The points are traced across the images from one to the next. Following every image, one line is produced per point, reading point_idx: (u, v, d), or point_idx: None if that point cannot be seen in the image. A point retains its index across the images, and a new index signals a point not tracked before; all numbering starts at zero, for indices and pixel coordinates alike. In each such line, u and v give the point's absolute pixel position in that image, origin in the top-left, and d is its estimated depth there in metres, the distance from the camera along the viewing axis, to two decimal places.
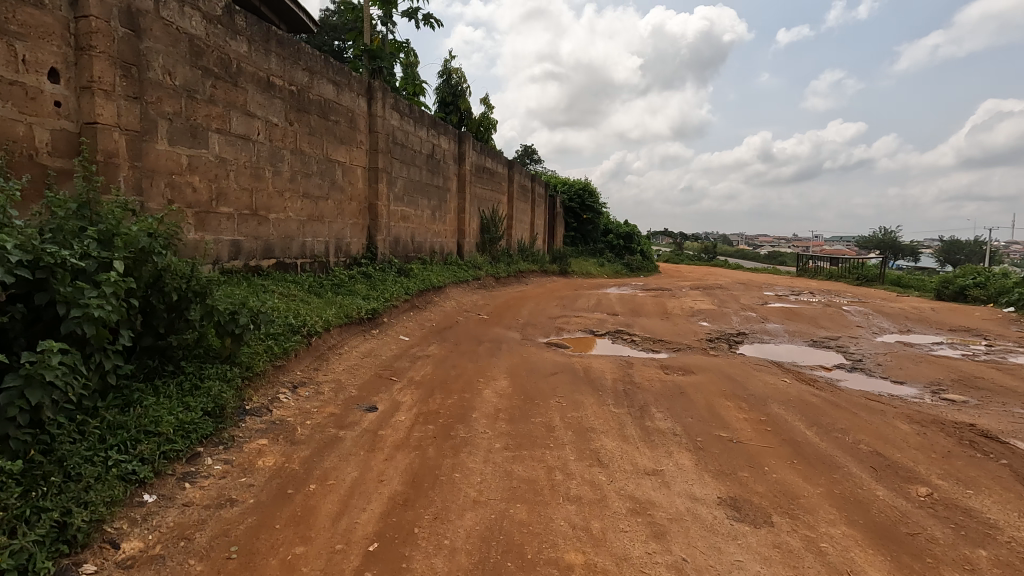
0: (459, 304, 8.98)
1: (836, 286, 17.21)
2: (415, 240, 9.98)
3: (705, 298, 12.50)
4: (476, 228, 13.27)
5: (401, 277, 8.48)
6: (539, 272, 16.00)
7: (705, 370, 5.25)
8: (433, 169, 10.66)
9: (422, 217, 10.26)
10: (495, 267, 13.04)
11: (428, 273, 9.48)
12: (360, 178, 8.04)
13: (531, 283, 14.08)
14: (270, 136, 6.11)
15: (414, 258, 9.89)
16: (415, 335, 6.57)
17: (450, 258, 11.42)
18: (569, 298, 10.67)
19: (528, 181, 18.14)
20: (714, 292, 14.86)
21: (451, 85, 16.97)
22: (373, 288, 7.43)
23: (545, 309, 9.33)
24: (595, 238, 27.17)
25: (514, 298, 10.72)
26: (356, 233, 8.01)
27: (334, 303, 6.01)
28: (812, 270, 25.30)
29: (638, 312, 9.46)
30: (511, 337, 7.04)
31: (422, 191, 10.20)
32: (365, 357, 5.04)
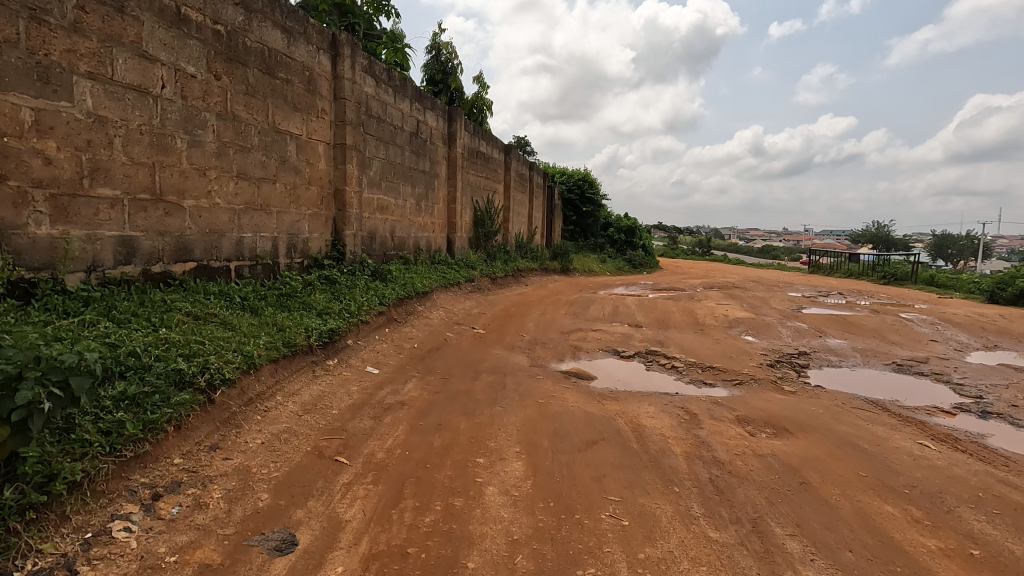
0: (448, 315, 7.31)
1: (863, 286, 15.70)
2: (395, 235, 8.28)
3: (732, 302, 10.88)
4: (469, 221, 11.55)
5: (375, 282, 6.79)
6: (539, 271, 14.30)
7: (802, 424, 3.64)
8: (417, 151, 8.94)
9: (404, 208, 8.56)
10: (490, 267, 11.34)
11: (411, 276, 7.79)
12: (321, 156, 6.31)
13: (531, 284, 12.39)
14: (183, 92, 4.40)
15: (393, 258, 8.19)
16: (389, 364, 4.92)
17: (438, 256, 9.73)
18: (579, 305, 9.02)
19: (526, 170, 16.46)
20: (736, 294, 13.28)
21: (440, 62, 15.23)
22: (336, 298, 5.74)
23: (554, 319, 7.68)
24: (596, 232, 25.51)
25: (514, 304, 9.05)
26: (317, 226, 6.30)
27: (272, 325, 4.32)
28: (825, 267, 23.83)
29: (665, 323, 7.83)
30: (516, 363, 5.39)
31: (404, 176, 8.48)
32: (305, 412, 3.38)
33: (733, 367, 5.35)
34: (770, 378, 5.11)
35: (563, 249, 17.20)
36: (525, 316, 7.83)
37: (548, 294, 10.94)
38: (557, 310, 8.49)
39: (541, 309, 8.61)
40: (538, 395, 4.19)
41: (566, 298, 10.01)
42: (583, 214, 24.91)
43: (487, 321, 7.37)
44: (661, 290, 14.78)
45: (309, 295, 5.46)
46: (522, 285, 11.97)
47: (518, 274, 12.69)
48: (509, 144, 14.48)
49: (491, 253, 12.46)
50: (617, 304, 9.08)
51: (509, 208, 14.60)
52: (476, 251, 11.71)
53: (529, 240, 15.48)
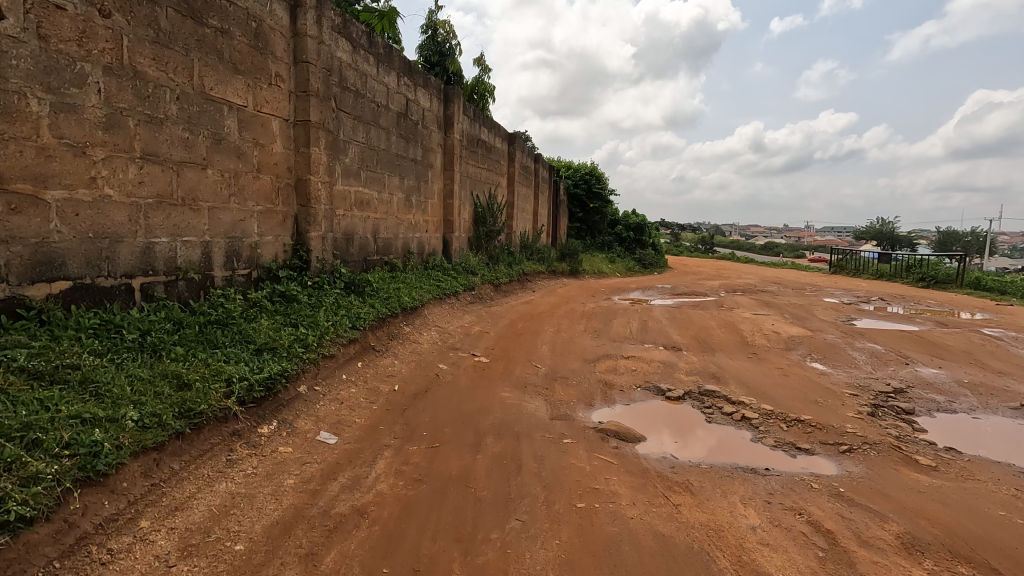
0: (441, 336, 5.86)
1: (903, 290, 14.27)
2: (378, 236, 6.80)
3: (772, 313, 9.43)
4: (467, 219, 10.08)
5: (346, 297, 5.33)
6: (546, 275, 12.82)
7: (1018, 563, 2.19)
8: (406, 136, 7.48)
9: (389, 204, 7.08)
10: (492, 271, 9.87)
11: (397, 288, 6.34)
12: (276, 135, 4.86)
13: (539, 291, 10.95)
14: (39, 28, 2.95)
15: (375, 266, 6.73)
16: (354, 422, 3.49)
17: (431, 260, 8.28)
18: (599, 319, 7.58)
19: (531, 163, 15.02)
20: (769, 301, 11.84)
21: (436, 42, 13.78)
22: (289, 325, 4.29)
23: (572, 341, 6.24)
24: (603, 230, 24.04)
25: (520, 318, 7.59)
26: (270, 227, 4.84)
27: (172, 377, 2.89)
28: (847, 266, 22.38)
29: (706, 345, 6.38)
30: (532, 414, 3.96)
31: (389, 165, 7.03)
32: (182, 556, 1.94)
33: (828, 420, 3.91)
34: (885, 438, 3.67)
35: (572, 249, 15.76)
36: (536, 336, 6.39)
37: (558, 304, 9.48)
38: (573, 327, 7.04)
39: (554, 325, 7.16)
40: (573, 489, 2.74)
41: (580, 309, 8.56)
42: (590, 210, 23.47)
43: (490, 343, 5.92)
44: (680, 295, 13.32)
45: (250, 322, 4.01)
46: (528, 292, 10.50)
47: (524, 280, 11.20)
48: (512, 132, 12.99)
49: (492, 255, 10.98)
50: (644, 318, 7.63)
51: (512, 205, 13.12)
52: (476, 253, 10.24)
53: (534, 239, 13.98)
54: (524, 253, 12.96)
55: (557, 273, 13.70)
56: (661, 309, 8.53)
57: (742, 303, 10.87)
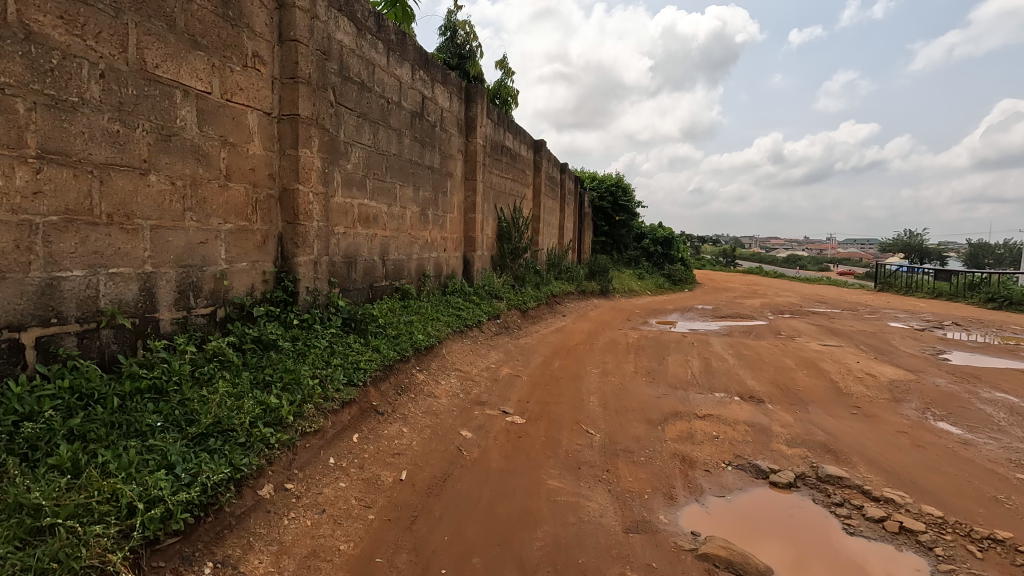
0: (462, 385, 4.68)
1: (974, 313, 12.77)
2: (386, 258, 5.68)
3: (844, 345, 8.09)
4: (490, 235, 8.92)
5: (343, 339, 4.19)
6: (575, 296, 11.60)
7: None
8: (422, 140, 6.37)
9: (401, 219, 5.96)
10: (518, 295, 8.68)
11: (408, 323, 5.18)
12: (252, 133, 3.76)
13: (569, 316, 9.73)
14: None
15: (383, 294, 5.59)
16: (338, 551, 2.32)
17: (450, 284, 7.14)
18: (649, 356, 6.35)
19: (556, 173, 13.90)
20: (830, 326, 10.46)
21: (455, 45, 12.80)
22: (259, 388, 3.15)
23: (624, 389, 5.01)
24: (629, 244, 22.75)
25: (555, 354, 6.39)
26: (243, 251, 3.73)
27: (26, 511, 1.75)
28: (894, 283, 20.83)
29: (792, 395, 5.11)
30: (596, 523, 2.75)
31: (401, 173, 5.92)
32: None
33: None
34: None
35: (601, 266, 14.55)
36: (579, 382, 5.18)
37: (595, 333, 8.25)
38: (620, 368, 5.82)
39: (597, 364, 5.94)
40: None
41: (623, 341, 7.33)
42: (616, 223, 22.26)
43: (524, 393, 4.73)
44: (724, 319, 12.00)
45: (201, 387, 2.88)
46: (558, 318, 9.29)
47: (552, 303, 9.99)
48: (538, 139, 11.85)
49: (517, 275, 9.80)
50: (703, 354, 6.37)
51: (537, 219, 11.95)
52: (499, 274, 9.08)
53: (561, 256, 12.78)
54: (551, 271, 11.75)
55: (587, 293, 12.47)
56: (718, 342, 7.26)
57: (802, 331, 9.53)
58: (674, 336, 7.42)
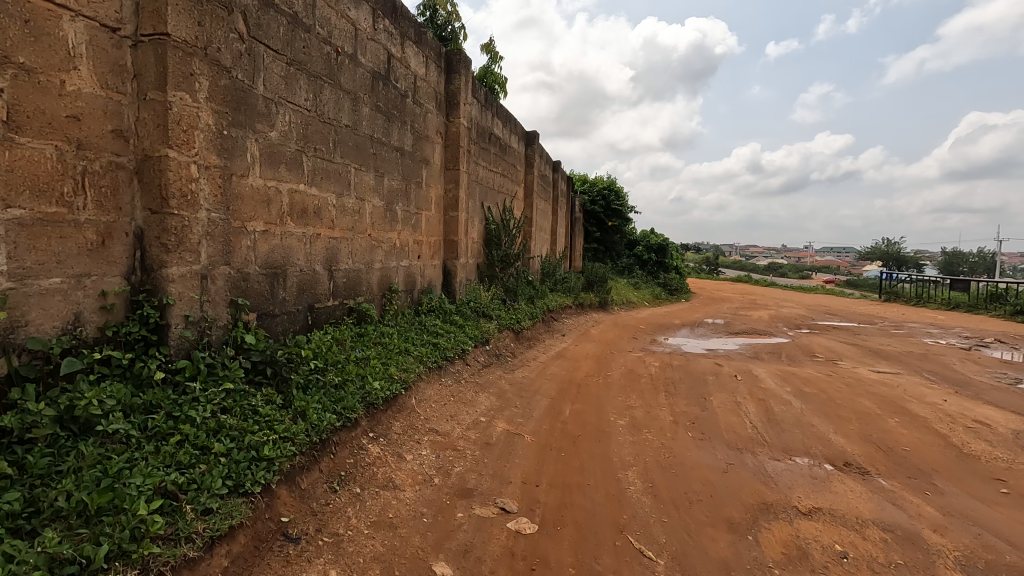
0: (438, 459, 3.13)
1: (1008, 327, 11.58)
2: (334, 267, 4.11)
3: (904, 373, 6.72)
4: (475, 239, 7.38)
5: (246, 400, 2.61)
6: (572, 311, 10.11)
7: None
8: (388, 112, 4.84)
9: (357, 215, 4.40)
10: (510, 312, 7.14)
11: (360, 363, 3.61)
12: (72, 55, 2.18)
13: (569, 336, 8.24)
14: None
15: (326, 320, 4.00)
16: None
17: (424, 301, 5.58)
18: (685, 396, 4.86)
19: (548, 172, 12.43)
20: (866, 345, 9.10)
21: (435, 24, 11.27)
22: (24, 535, 1.58)
23: (671, 457, 3.51)
24: (622, 251, 21.36)
25: (562, 395, 4.86)
26: (51, 256, 2.14)
27: None
28: (899, 293, 19.82)
29: (902, 460, 3.66)
30: None
31: (357, 152, 4.37)
32: None
33: None
34: None
35: (598, 275, 13.07)
36: (606, 444, 3.68)
37: (604, 360, 6.75)
38: (653, 417, 4.32)
39: (621, 412, 4.44)
40: None
41: (643, 372, 5.84)
42: (609, 229, 20.85)
43: (530, 469, 3.20)
44: (740, 336, 10.62)
45: None
46: (557, 339, 7.77)
47: (549, 321, 8.46)
48: (529, 131, 10.38)
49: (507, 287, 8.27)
50: (754, 392, 4.91)
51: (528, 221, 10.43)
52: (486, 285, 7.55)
53: (555, 265, 11.28)
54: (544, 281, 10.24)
55: (585, 306, 10.98)
56: (761, 372, 5.81)
57: (841, 353, 8.17)
58: (706, 366, 5.97)
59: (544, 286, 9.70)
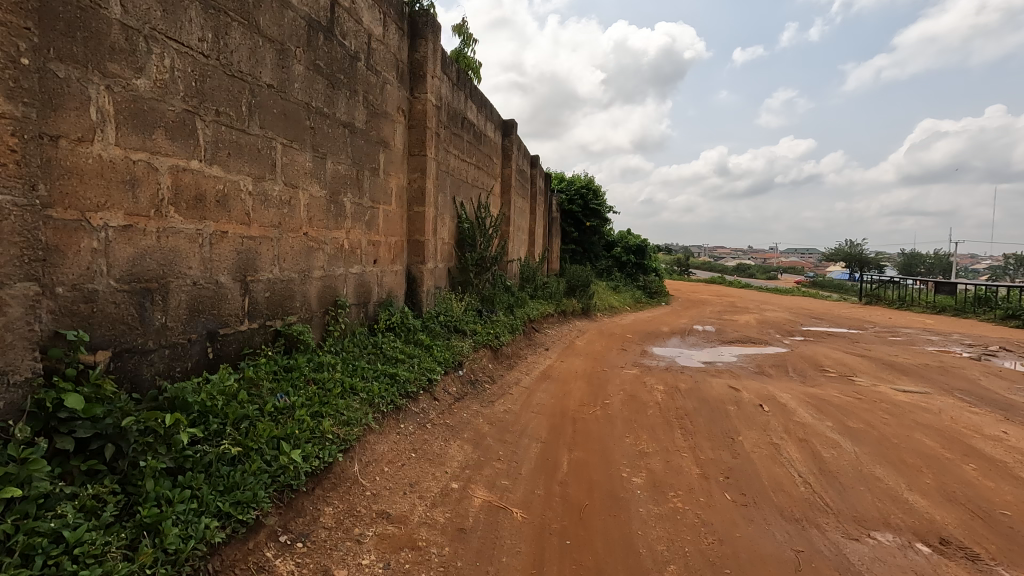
0: (388, 572, 2.08)
1: (1007, 333, 11.06)
2: (250, 276, 3.00)
3: (935, 393, 5.92)
4: (445, 240, 6.29)
5: (46, 515, 1.53)
6: (554, 320, 9.10)
7: None
8: (331, 75, 3.76)
9: (287, 207, 3.31)
10: (486, 324, 6.09)
11: (275, 419, 2.53)
12: None
13: (553, 351, 7.24)
14: None
15: (234, 354, 2.89)
16: None
17: (382, 317, 4.49)
18: (707, 436, 3.91)
19: (526, 167, 11.41)
20: (874, 357, 8.36)
21: None
22: None
23: (717, 543, 2.54)
24: (600, 253, 20.50)
25: (555, 437, 3.84)
26: None
27: None
28: (880, 295, 19.49)
29: (1012, 534, 2.77)
30: None
31: (285, 122, 3.26)
32: None
33: None
34: None
35: (580, 279, 12.10)
36: (626, 522, 2.68)
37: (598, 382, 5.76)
38: (676, 471, 3.34)
39: (633, 463, 3.45)
40: None
41: (648, 400, 4.87)
42: (587, 230, 19.94)
43: None
44: (735, 346, 9.79)
45: None
46: (540, 356, 6.75)
47: (530, 334, 7.45)
48: (506, 120, 9.35)
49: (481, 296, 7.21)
50: (791, 429, 3.98)
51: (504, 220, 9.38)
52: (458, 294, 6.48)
53: (534, 268, 10.26)
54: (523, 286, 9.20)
55: (568, 314, 10.00)
56: (787, 397, 4.90)
57: (853, 367, 7.37)
58: (721, 391, 5.04)
59: (523, 292, 8.68)
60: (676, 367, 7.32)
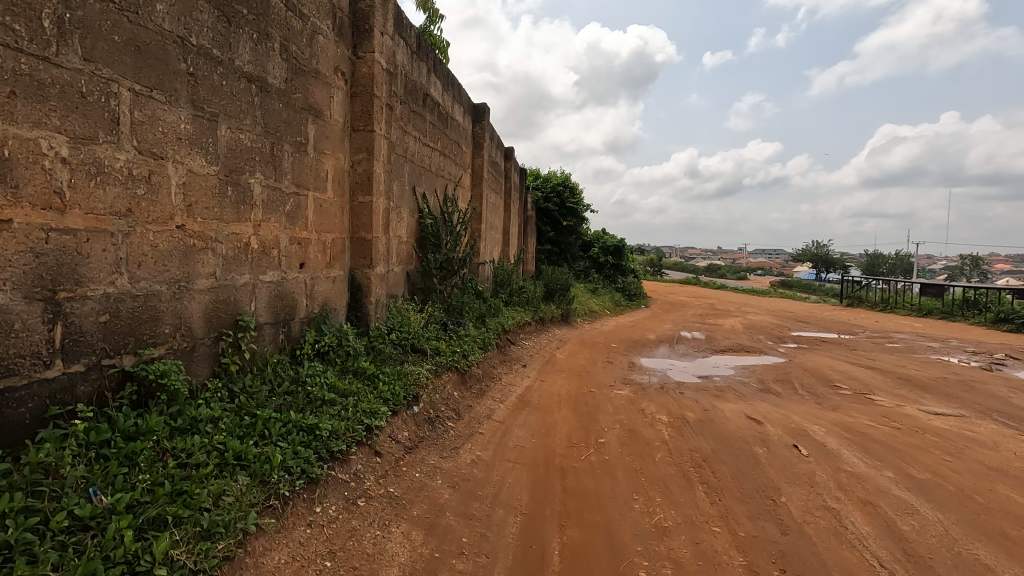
0: None
1: (1006, 338, 10.51)
2: (66, 292, 1.91)
3: (973, 417, 5.11)
4: (401, 239, 5.22)
5: None
6: (531, 330, 8.11)
7: None
8: (226, 3, 2.67)
9: (143, 186, 2.23)
10: (451, 340, 5.05)
11: (62, 550, 1.48)
12: None
13: (531, 369, 6.25)
14: None
15: (27, 422, 1.79)
16: None
17: (308, 339, 3.41)
18: (739, 497, 2.97)
19: (498, 159, 10.36)
20: (882, 368, 7.59)
21: None
22: None
23: None
24: (576, 253, 19.59)
25: (538, 505, 2.85)
26: None
27: None
28: (861, 297, 19.10)
29: None
30: None
31: (135, 56, 2.16)
32: None
33: None
34: None
35: (558, 282, 11.14)
36: None
37: (586, 410, 4.79)
38: (713, 563, 2.37)
39: (649, 549, 2.47)
40: None
41: (652, 437, 3.92)
42: (563, 229, 18.97)
43: None
44: (729, 356, 8.96)
45: None
46: (517, 376, 5.75)
47: (504, 348, 6.44)
48: (478, 104, 8.30)
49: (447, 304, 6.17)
50: (842, 483, 3.08)
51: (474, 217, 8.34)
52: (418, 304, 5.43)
53: (509, 271, 9.23)
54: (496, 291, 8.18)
55: (546, 323, 9.01)
56: (819, 431, 4.00)
57: (867, 382, 6.57)
58: (738, 423, 4.12)
59: (496, 299, 7.66)
60: (671, 386, 6.40)
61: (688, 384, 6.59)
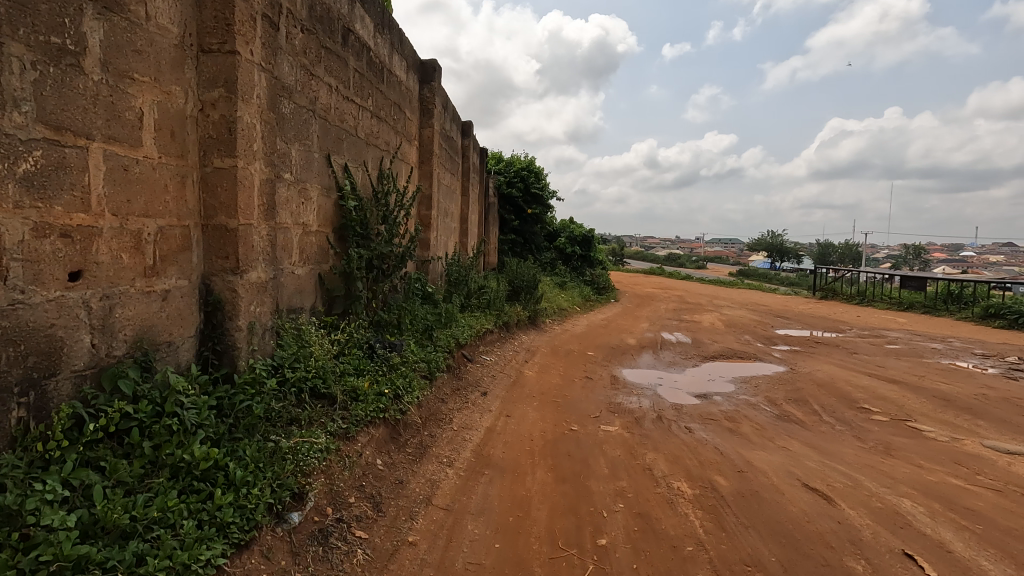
0: None
1: (1008, 337, 9.72)
2: None
3: None
4: (305, 230, 3.66)
5: None
6: (493, 341, 6.65)
7: None
8: None
9: None
10: (379, 372, 3.53)
11: None
12: None
13: (494, 399, 4.80)
14: None
15: None
16: None
17: (82, 411, 1.87)
18: None
19: (454, 135, 8.80)
20: (904, 381, 6.51)
21: None
22: None
23: None
24: (542, 244, 18.14)
25: None
26: None
27: None
28: (835, 290, 18.48)
29: None
30: None
31: None
32: None
33: None
34: None
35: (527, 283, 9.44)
36: None
37: (571, 470, 3.39)
38: None
39: None
40: None
41: (679, 535, 2.55)
42: (528, 218, 17.53)
43: None
44: (722, 365, 7.75)
45: None
46: (474, 414, 4.30)
47: (458, 371, 4.97)
48: (426, 61, 6.73)
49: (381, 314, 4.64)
50: None
51: (421, 201, 6.77)
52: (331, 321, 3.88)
53: (466, 267, 7.70)
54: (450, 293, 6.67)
55: (512, 330, 7.59)
56: (917, 512, 2.73)
57: (901, 404, 5.43)
58: (798, 501, 2.81)
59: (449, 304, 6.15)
60: (670, 416, 5.08)
61: (689, 411, 5.28)
